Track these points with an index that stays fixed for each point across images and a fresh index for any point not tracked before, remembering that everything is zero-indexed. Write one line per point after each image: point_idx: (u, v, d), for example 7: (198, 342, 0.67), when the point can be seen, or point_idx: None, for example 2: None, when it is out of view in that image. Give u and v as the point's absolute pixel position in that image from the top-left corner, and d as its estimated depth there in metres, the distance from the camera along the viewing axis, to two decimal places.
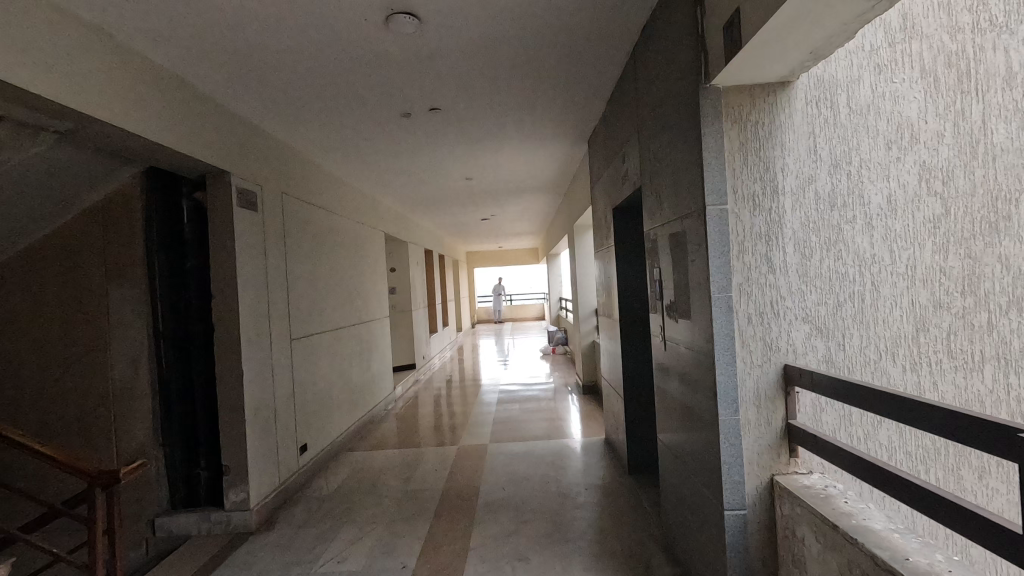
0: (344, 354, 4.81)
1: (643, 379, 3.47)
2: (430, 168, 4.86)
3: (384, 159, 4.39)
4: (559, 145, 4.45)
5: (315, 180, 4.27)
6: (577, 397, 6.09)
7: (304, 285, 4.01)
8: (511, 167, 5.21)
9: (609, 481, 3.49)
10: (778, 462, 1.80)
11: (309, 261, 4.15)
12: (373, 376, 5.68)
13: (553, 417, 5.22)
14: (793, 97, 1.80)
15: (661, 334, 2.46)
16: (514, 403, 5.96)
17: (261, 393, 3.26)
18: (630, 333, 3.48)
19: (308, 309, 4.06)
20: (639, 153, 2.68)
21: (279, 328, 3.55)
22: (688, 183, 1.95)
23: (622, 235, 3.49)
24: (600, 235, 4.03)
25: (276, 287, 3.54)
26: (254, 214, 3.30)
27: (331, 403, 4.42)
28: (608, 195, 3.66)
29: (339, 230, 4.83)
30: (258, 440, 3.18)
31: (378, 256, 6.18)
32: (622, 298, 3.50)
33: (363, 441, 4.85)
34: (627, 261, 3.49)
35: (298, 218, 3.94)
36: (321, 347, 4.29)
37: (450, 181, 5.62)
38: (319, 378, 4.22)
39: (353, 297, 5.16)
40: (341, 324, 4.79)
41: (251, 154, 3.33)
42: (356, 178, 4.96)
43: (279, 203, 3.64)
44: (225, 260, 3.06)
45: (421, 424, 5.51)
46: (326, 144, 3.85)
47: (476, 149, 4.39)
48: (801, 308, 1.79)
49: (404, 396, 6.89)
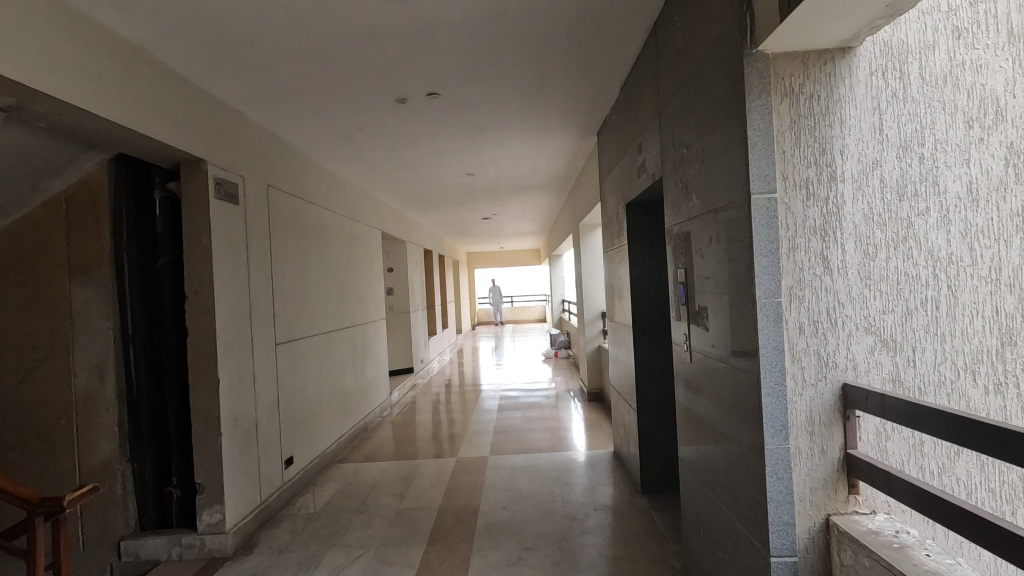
0: (336, 358, 4.53)
1: (658, 390, 3.19)
2: (428, 161, 4.57)
3: (379, 150, 4.11)
4: (566, 137, 4.17)
5: (305, 172, 3.99)
6: (581, 404, 5.80)
7: (291, 285, 3.73)
8: (514, 162, 4.94)
9: (620, 501, 3.21)
10: (834, 500, 1.51)
11: (297, 259, 3.87)
12: (367, 382, 5.40)
13: (557, 427, 4.93)
14: (855, 66, 1.52)
15: (685, 344, 2.18)
16: (515, 410, 5.67)
17: (241, 403, 2.98)
18: (643, 339, 3.20)
19: (296, 311, 3.78)
20: (660, 139, 2.39)
21: (262, 332, 3.27)
22: (725, 169, 1.66)
23: (636, 233, 3.20)
24: (611, 233, 3.74)
25: (259, 287, 3.26)
26: (234, 207, 3.02)
27: (321, 411, 4.14)
28: (620, 189, 3.37)
29: (331, 227, 4.56)
30: (236, 455, 2.90)
31: (374, 255, 5.90)
32: (635, 301, 3.21)
33: (355, 451, 4.56)
34: (641, 261, 3.20)
35: (285, 212, 3.66)
36: (310, 351, 4.01)
37: (450, 176, 5.34)
38: (308, 385, 3.94)
39: (346, 298, 4.88)
40: (333, 326, 4.50)
41: (232, 142, 3.05)
42: (350, 172, 4.69)
43: (263, 195, 3.35)
44: (200, 257, 2.77)
45: (417, 432, 5.22)
46: (316, 133, 3.58)
47: (477, 140, 4.11)
48: (865, 316, 1.51)
49: (400, 401, 6.60)
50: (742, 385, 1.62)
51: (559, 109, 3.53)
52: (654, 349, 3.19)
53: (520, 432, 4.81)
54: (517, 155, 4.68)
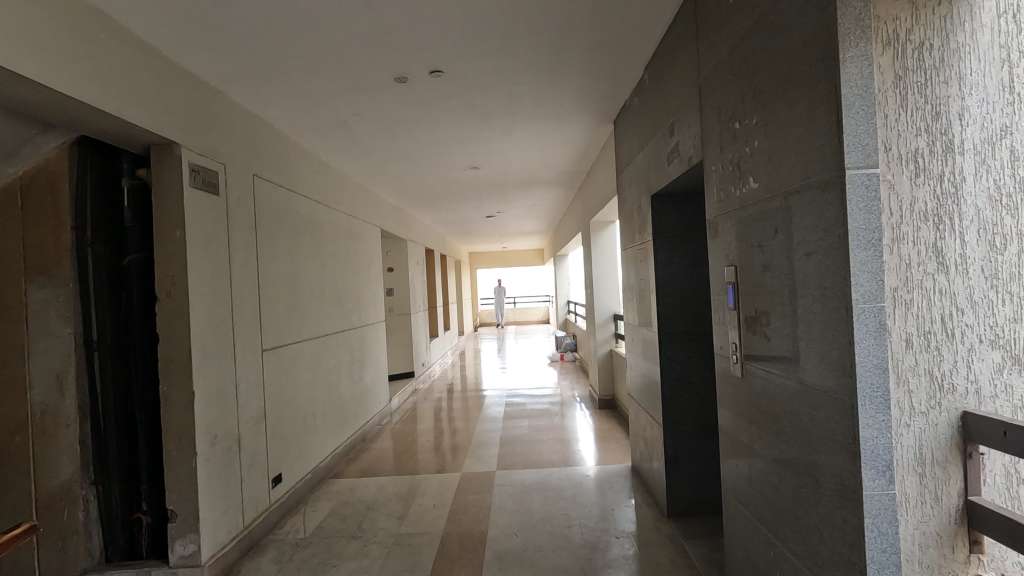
0: (330, 364, 4.20)
1: (687, 404, 2.86)
2: (430, 151, 4.25)
3: (377, 138, 3.80)
4: (580, 124, 3.84)
5: (295, 162, 3.67)
6: (592, 411, 5.47)
7: (280, 285, 3.40)
8: (522, 154, 4.62)
9: (644, 526, 2.88)
10: (951, 560, 1.19)
11: (287, 257, 3.54)
12: (365, 389, 5.07)
13: (568, 438, 4.59)
14: (977, 7, 1.20)
15: (732, 355, 1.85)
16: (522, 419, 5.34)
17: (220, 417, 2.65)
18: (670, 346, 2.87)
19: (285, 314, 3.45)
20: (699, 117, 2.07)
21: (246, 337, 2.94)
22: (801, 142, 1.33)
23: (662, 227, 2.88)
24: (630, 228, 3.42)
25: (243, 287, 2.94)
26: (213, 197, 2.69)
27: (314, 422, 3.81)
28: (643, 180, 3.04)
29: (325, 223, 4.23)
30: (214, 477, 2.57)
31: (372, 254, 5.57)
32: (661, 303, 2.88)
33: (351, 465, 4.23)
34: (667, 259, 2.87)
35: (272, 205, 3.34)
36: (302, 358, 3.68)
37: (454, 170, 5.01)
38: (299, 394, 3.60)
39: (342, 299, 4.55)
40: (327, 330, 4.17)
41: (211, 124, 2.73)
42: (346, 163, 4.36)
43: (247, 186, 3.03)
44: (173, 254, 2.45)
45: (418, 442, 4.89)
46: (308, 117, 3.26)
47: (484, 128, 3.79)
48: (990, 325, 1.18)
49: (400, 408, 6.26)
50: (825, 411, 1.29)
51: (575, 92, 3.21)
52: (682, 356, 2.87)
53: (528, 444, 4.48)
54: (526, 146, 4.35)
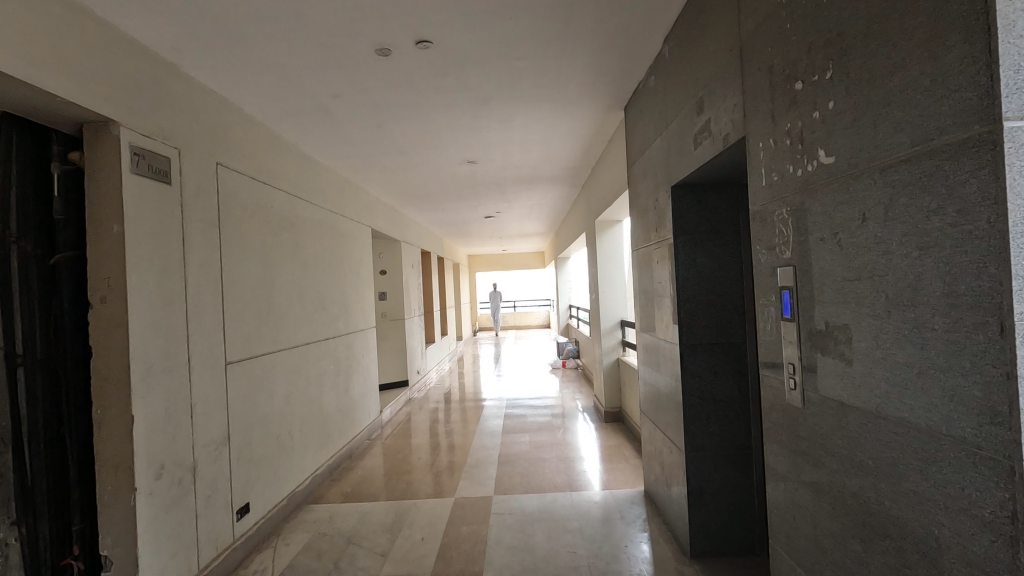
0: (312, 376, 3.81)
1: (711, 426, 2.48)
2: (421, 142, 3.88)
3: (362, 126, 3.43)
4: (586, 111, 3.47)
5: (269, 152, 3.30)
6: (598, 424, 5.08)
7: (250, 289, 3.03)
8: (522, 147, 4.25)
9: (663, 568, 2.49)
10: None
11: (260, 257, 3.16)
12: (352, 401, 4.68)
13: (572, 457, 4.20)
14: None
15: (787, 378, 1.47)
16: (522, 433, 4.95)
17: (169, 444, 2.26)
18: (693, 359, 2.50)
19: (256, 322, 3.07)
20: (741, 83, 1.69)
21: (206, 348, 2.57)
22: (916, 90, 0.96)
23: (684, 223, 2.50)
24: (644, 226, 3.04)
25: (202, 291, 2.56)
26: (163, 187, 2.31)
27: (291, 442, 3.42)
28: (662, 169, 2.66)
29: (307, 220, 3.86)
30: (159, 516, 2.18)
31: (362, 255, 5.19)
32: (683, 312, 2.50)
33: (334, 486, 3.84)
34: (689, 259, 2.50)
35: (241, 199, 2.96)
36: (277, 369, 3.30)
37: (449, 164, 4.65)
38: (273, 411, 3.22)
39: (326, 304, 4.17)
40: (308, 338, 3.79)
41: (162, 103, 2.35)
42: (330, 155, 3.99)
43: (208, 176, 2.65)
44: (109, 252, 2.07)
45: (410, 459, 4.50)
46: (280, 98, 2.89)
47: (480, 115, 3.41)
48: None
49: (392, 419, 5.88)
50: (954, 471, 0.91)
51: (583, 70, 2.83)
52: (707, 372, 2.49)
53: (529, 463, 4.09)
54: (527, 137, 3.98)
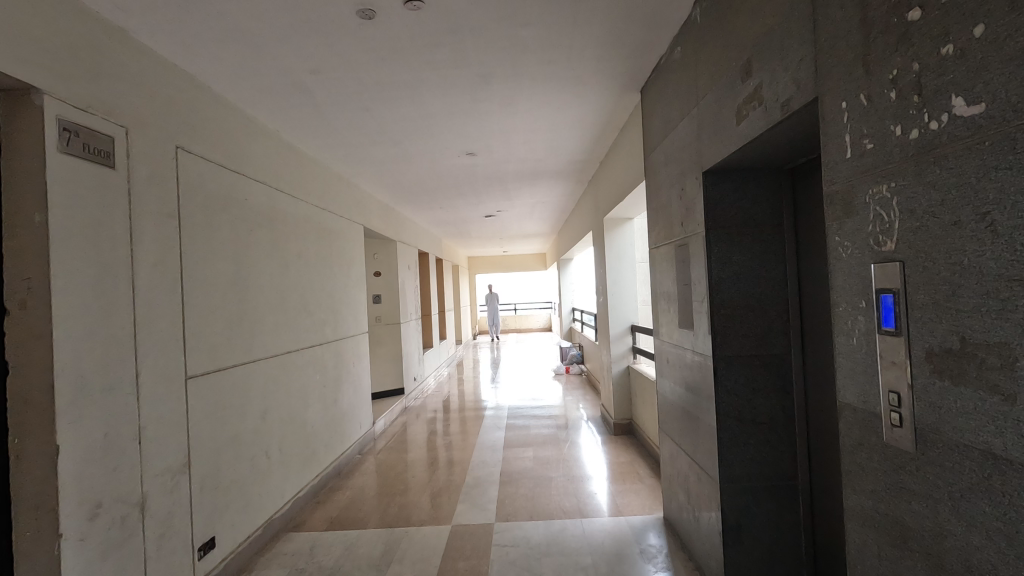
0: (294, 388, 3.45)
1: (750, 453, 2.13)
2: (415, 129, 3.53)
3: (348, 110, 3.07)
4: (597, 92, 3.12)
5: (242, 138, 2.95)
6: (607, 438, 4.72)
7: (218, 293, 2.67)
8: (526, 136, 3.89)
9: None
10: None
11: (231, 256, 2.80)
12: (342, 414, 4.32)
13: (581, 476, 3.83)
14: None
15: (886, 409, 1.11)
16: (526, 447, 4.59)
17: (109, 476, 1.90)
18: (729, 374, 2.14)
19: (225, 329, 2.71)
20: (811, 31, 1.33)
21: (161, 360, 2.21)
22: None
23: (717, 215, 2.15)
24: (666, 220, 2.68)
25: (157, 294, 2.20)
26: (103, 172, 1.95)
27: (268, 463, 3.06)
28: (690, 153, 2.31)
29: (289, 216, 3.50)
30: (96, 565, 1.82)
31: (353, 255, 4.83)
32: (717, 319, 2.14)
33: (319, 509, 3.48)
34: (724, 256, 2.14)
35: (208, 189, 2.61)
36: (252, 382, 2.94)
37: (446, 157, 4.29)
38: (247, 429, 2.85)
39: (311, 308, 3.81)
40: (290, 346, 3.43)
41: (104, 72, 1.99)
42: (316, 144, 3.63)
43: (165, 162, 2.30)
44: (29, 247, 1.70)
45: (403, 476, 4.14)
46: (251, 73, 2.53)
47: (479, 97, 3.06)
48: None
49: (386, 430, 5.52)
50: None
51: (597, 40, 2.48)
52: (745, 388, 2.14)
53: (534, 483, 3.73)
54: (531, 124, 3.63)
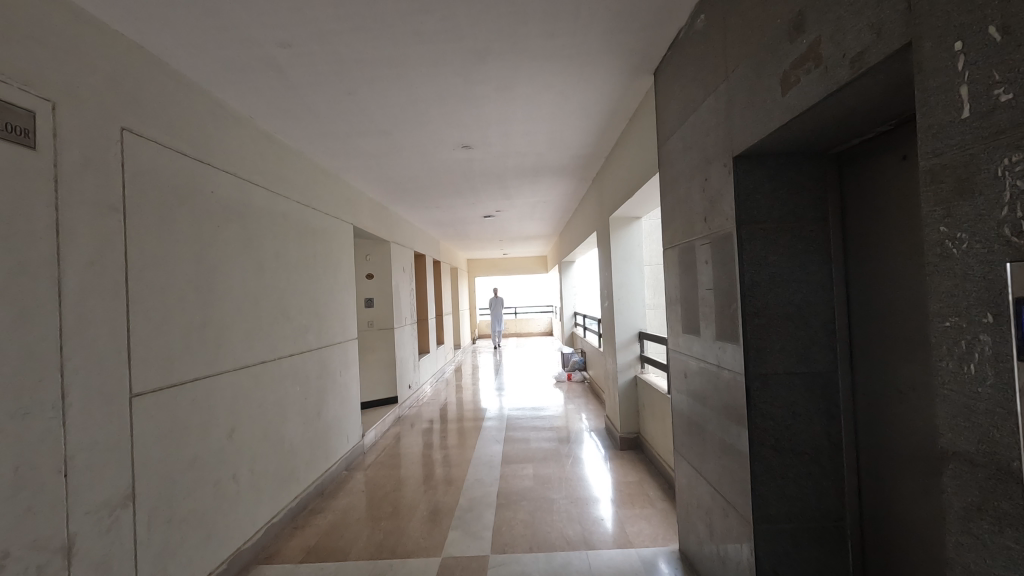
0: (269, 402, 3.12)
1: (789, 489, 1.81)
2: (405, 117, 3.21)
3: (326, 92, 2.76)
4: (605, 74, 2.80)
5: (207, 122, 2.64)
6: (612, 453, 4.39)
7: (176, 297, 2.35)
8: (526, 127, 3.57)
9: None
10: None
11: (193, 255, 2.49)
12: (327, 428, 3.99)
13: (585, 498, 3.49)
14: None
15: None
16: (526, 463, 4.26)
17: (21, 518, 1.58)
18: (764, 396, 1.82)
19: (184, 338, 2.39)
20: None
21: (99, 375, 1.89)
22: None
23: (750, 209, 1.83)
24: (686, 215, 2.36)
25: (93, 298, 1.89)
26: (20, 152, 1.64)
27: (236, 488, 2.73)
28: (716, 136, 1.99)
29: (265, 212, 3.18)
30: None
31: (341, 256, 4.51)
32: (750, 330, 1.83)
33: (297, 535, 3.15)
34: (758, 257, 1.82)
35: (163, 179, 2.30)
36: (219, 396, 2.62)
37: (441, 150, 3.98)
38: (210, 451, 2.52)
39: (291, 314, 3.49)
40: (264, 355, 3.10)
41: (24, 35, 1.68)
42: (296, 133, 3.32)
43: (106, 145, 1.98)
44: None
45: (393, 494, 3.81)
46: (212, 46, 2.22)
47: (474, 78, 2.74)
48: None
49: (378, 443, 5.20)
50: None
51: (607, 9, 2.16)
52: (784, 412, 1.81)
53: (534, 506, 3.40)
54: (531, 112, 3.31)
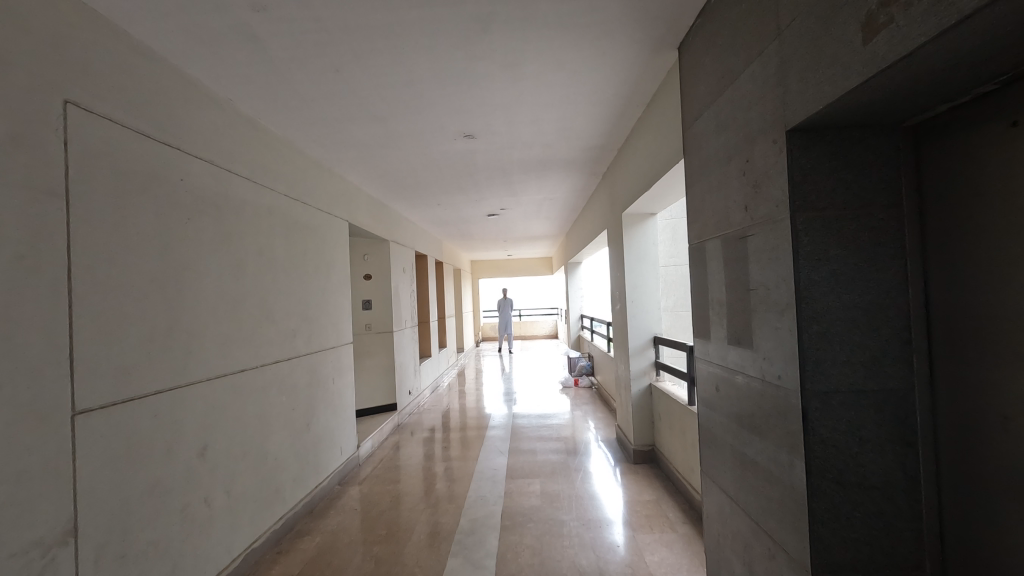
0: (249, 414, 2.82)
1: (855, 531, 1.50)
2: (401, 101, 2.93)
3: (312, 69, 2.47)
4: (624, 49, 2.50)
5: (176, 101, 2.35)
6: (625, 467, 4.08)
7: (136, 298, 2.05)
8: (534, 112, 3.27)
9: None
10: None
11: (158, 250, 2.19)
12: (317, 440, 3.69)
13: (598, 519, 3.18)
14: None
15: None
16: (533, 478, 3.95)
17: None
18: (824, 417, 1.52)
19: (145, 345, 2.09)
20: None
21: (31, 390, 1.60)
22: None
23: (808, 193, 1.53)
24: (720, 204, 2.06)
25: (24, 300, 1.59)
26: None
27: (208, 513, 2.43)
28: (762, 109, 1.69)
29: (246, 204, 2.89)
30: None
31: (334, 255, 4.21)
32: (807, 339, 1.52)
33: (280, 562, 2.85)
34: (817, 251, 1.52)
35: (120, 163, 2.01)
36: (189, 410, 2.33)
37: (441, 140, 3.68)
38: (175, 474, 2.22)
39: (277, 317, 3.20)
40: (243, 362, 2.80)
41: None
42: (282, 119, 3.03)
43: (45, 119, 1.70)
44: None
45: (387, 513, 3.51)
46: (177, 10, 1.94)
47: (477, 52, 2.45)
48: None
49: (374, 453, 4.90)
50: None
51: None
52: (849, 439, 1.50)
53: (542, 529, 3.09)
54: (540, 96, 3.02)
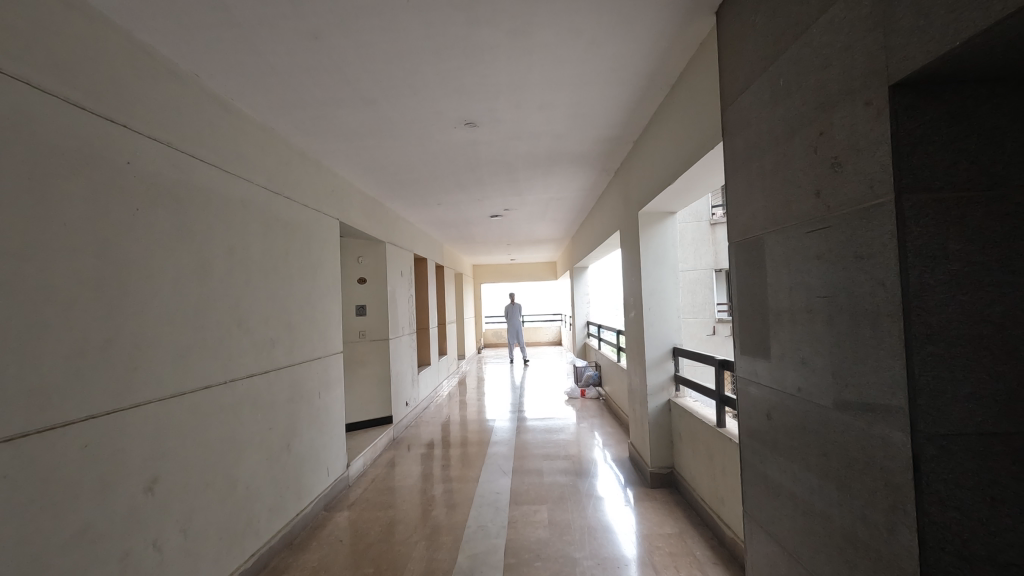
0: (213, 437, 2.43)
1: None
2: (393, 79, 2.56)
3: (285, 34, 2.10)
4: (653, 14, 2.12)
5: (122, 69, 1.98)
6: (641, 492, 3.68)
7: (60, 304, 1.67)
8: (545, 95, 2.89)
9: None
10: None
11: (91, 244, 1.81)
12: (299, 462, 3.31)
13: (614, 557, 2.79)
14: None
15: None
16: (539, 505, 3.55)
17: None
18: (941, 467, 1.13)
19: (70, 362, 1.70)
20: None
21: None
22: None
23: (921, 168, 1.15)
24: (779, 192, 1.68)
25: None
26: None
27: (157, 559, 2.04)
28: (849, 63, 1.31)
29: (213, 195, 2.51)
30: None
31: (322, 256, 3.84)
32: (922, 361, 1.14)
33: None
34: (934, 245, 1.14)
35: (38, 139, 1.63)
36: (133, 437, 1.94)
37: (439, 129, 3.33)
38: (112, 516, 1.84)
39: (252, 325, 2.82)
40: (208, 377, 2.42)
41: None
42: (259, 99, 2.67)
43: None
44: None
45: (375, 545, 3.11)
46: None
47: (481, 17, 2.07)
48: None
49: (366, 472, 4.51)
50: None
51: None
52: (978, 497, 1.11)
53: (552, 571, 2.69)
54: (552, 75, 2.64)
